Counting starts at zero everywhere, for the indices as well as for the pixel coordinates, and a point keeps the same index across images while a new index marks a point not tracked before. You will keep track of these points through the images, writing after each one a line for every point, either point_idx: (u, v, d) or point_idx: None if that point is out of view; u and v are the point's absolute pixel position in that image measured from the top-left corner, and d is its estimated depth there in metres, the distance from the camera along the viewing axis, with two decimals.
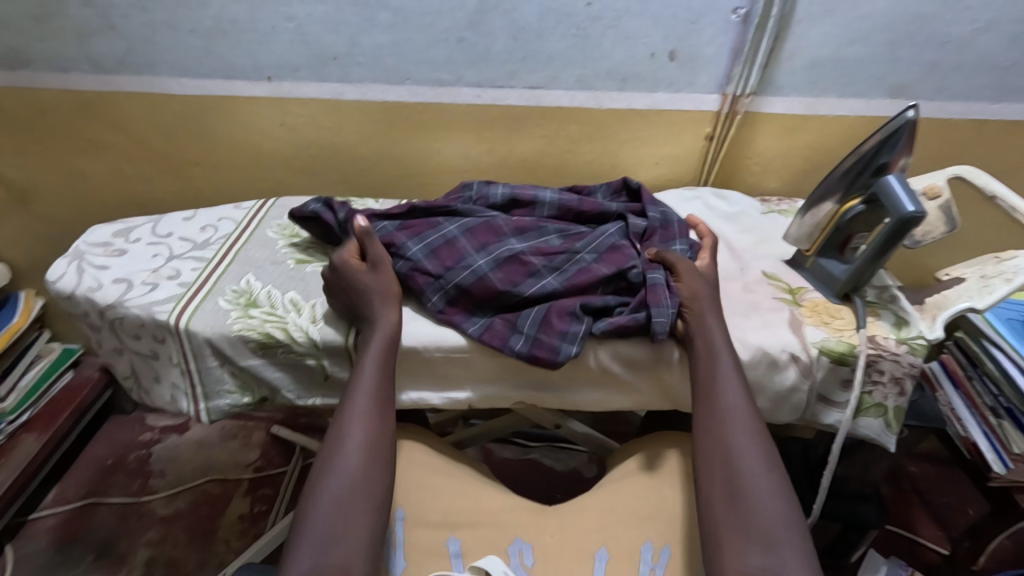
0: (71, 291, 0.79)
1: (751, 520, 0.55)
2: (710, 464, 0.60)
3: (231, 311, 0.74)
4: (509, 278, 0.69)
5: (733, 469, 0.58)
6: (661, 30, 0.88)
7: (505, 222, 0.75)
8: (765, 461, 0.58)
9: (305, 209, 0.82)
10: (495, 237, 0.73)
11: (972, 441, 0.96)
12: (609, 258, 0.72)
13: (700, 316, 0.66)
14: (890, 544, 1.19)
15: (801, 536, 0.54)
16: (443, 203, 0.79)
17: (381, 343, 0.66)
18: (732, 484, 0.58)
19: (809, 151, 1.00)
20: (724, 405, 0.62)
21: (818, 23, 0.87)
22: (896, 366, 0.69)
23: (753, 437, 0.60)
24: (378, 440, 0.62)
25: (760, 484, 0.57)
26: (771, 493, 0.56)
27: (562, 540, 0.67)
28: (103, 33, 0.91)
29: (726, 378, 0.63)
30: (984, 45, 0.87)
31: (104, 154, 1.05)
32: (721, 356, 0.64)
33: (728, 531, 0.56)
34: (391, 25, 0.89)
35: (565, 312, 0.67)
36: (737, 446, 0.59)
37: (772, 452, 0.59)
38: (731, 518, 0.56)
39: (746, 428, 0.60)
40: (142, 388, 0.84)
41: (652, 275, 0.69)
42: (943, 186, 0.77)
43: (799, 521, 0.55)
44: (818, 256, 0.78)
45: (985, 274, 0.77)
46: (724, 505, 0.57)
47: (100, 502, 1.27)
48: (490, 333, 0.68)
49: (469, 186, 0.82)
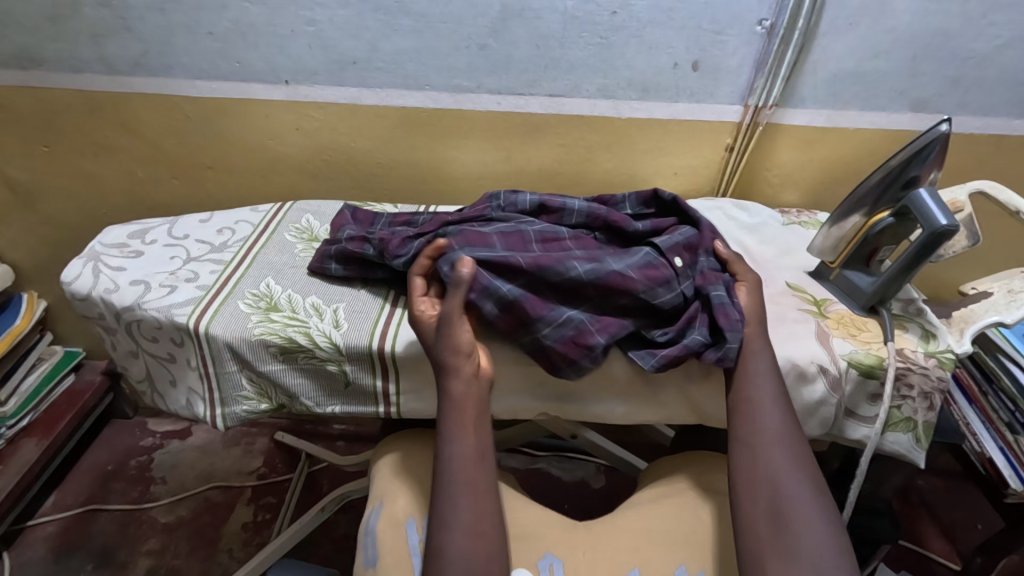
0: (86, 292, 0.78)
1: (795, 541, 0.54)
2: (751, 483, 0.59)
3: (251, 315, 0.73)
4: (538, 261, 0.66)
5: (776, 488, 0.57)
6: (685, 41, 0.88)
7: (537, 228, 0.74)
8: (807, 483, 0.58)
9: (326, 268, 0.78)
10: (521, 241, 0.72)
11: (987, 456, 0.96)
12: (647, 269, 0.69)
13: (746, 341, 0.66)
14: (900, 559, 1.19)
15: (847, 561, 0.53)
16: (474, 215, 0.78)
17: (464, 418, 0.61)
18: (772, 504, 0.57)
19: (828, 163, 1.00)
20: (766, 424, 0.61)
21: (840, 37, 0.87)
22: (925, 380, 0.69)
23: (795, 459, 0.59)
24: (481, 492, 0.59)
25: (804, 505, 0.56)
26: (813, 514, 0.56)
27: (593, 558, 0.66)
28: (119, 34, 0.91)
29: (767, 396, 0.63)
30: (1005, 61, 0.88)
31: (115, 156, 1.04)
32: (764, 376, 0.64)
33: (770, 552, 0.55)
34: (414, 30, 0.88)
35: (595, 329, 0.66)
36: (778, 466, 0.59)
37: (813, 473, 0.59)
38: (773, 538, 0.55)
39: (789, 448, 0.60)
40: (155, 392, 0.83)
41: (716, 291, 0.68)
42: (965, 201, 0.77)
43: (843, 544, 0.54)
44: (844, 268, 0.78)
45: (1012, 289, 0.78)
46: (765, 523, 0.56)
47: (99, 509, 1.24)
48: (508, 316, 0.66)
49: (496, 195, 0.82)
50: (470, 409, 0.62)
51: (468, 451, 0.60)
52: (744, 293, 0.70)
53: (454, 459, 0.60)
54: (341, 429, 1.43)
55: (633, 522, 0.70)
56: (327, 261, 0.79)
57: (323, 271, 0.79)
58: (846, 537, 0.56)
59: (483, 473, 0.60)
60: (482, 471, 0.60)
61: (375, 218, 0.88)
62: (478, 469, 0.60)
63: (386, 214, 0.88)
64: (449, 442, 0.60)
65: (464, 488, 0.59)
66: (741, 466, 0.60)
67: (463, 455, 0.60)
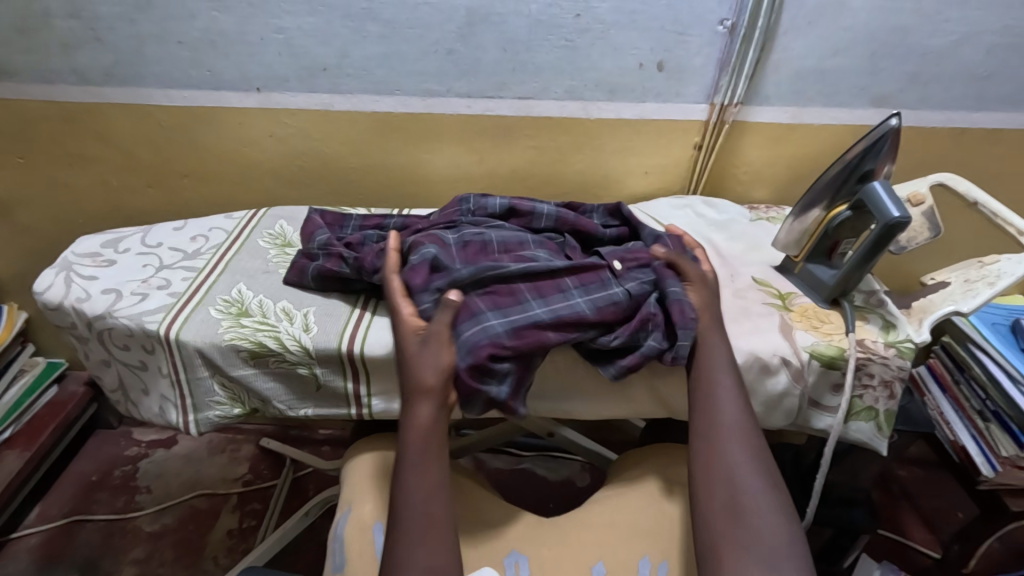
0: (58, 301, 0.79)
1: (751, 534, 0.55)
2: (710, 479, 0.60)
3: (222, 320, 0.73)
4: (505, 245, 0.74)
5: (734, 483, 0.59)
6: (649, 42, 0.89)
7: (503, 232, 0.77)
8: (764, 478, 0.59)
9: (304, 275, 0.78)
10: (481, 249, 0.73)
11: (960, 444, 0.97)
12: (580, 275, 0.71)
13: (704, 338, 0.67)
14: (882, 548, 1.20)
15: (801, 555, 0.55)
16: (446, 219, 0.79)
17: (424, 451, 0.60)
18: (731, 498, 0.58)
19: (795, 160, 1.01)
20: (725, 419, 0.63)
21: (801, 35, 0.89)
22: (885, 369, 0.70)
23: (752, 454, 0.61)
24: (435, 533, 0.56)
25: (759, 500, 0.57)
26: (768, 508, 0.57)
27: (557, 554, 0.68)
28: (90, 45, 0.91)
29: (725, 393, 0.64)
30: (961, 57, 0.90)
31: (90, 166, 1.04)
32: (723, 373, 0.65)
33: (727, 545, 0.56)
34: (382, 36, 0.89)
35: (523, 335, 0.63)
36: (735, 462, 0.60)
37: (770, 467, 0.60)
38: (730, 531, 0.56)
39: (748, 444, 0.61)
40: (130, 401, 0.83)
41: (672, 287, 0.68)
42: (926, 193, 0.79)
43: (796, 537, 0.56)
44: (807, 262, 0.80)
45: (969, 278, 0.79)
46: (723, 517, 0.57)
47: (83, 520, 1.24)
48: (419, 270, 0.69)
49: (466, 198, 0.82)
50: (429, 441, 0.60)
51: (424, 481, 0.59)
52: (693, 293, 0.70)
53: (408, 496, 0.58)
54: (326, 434, 1.44)
55: (601, 518, 0.72)
56: (302, 273, 0.78)
57: (302, 277, 0.78)
58: (800, 529, 0.57)
59: (439, 510, 0.57)
60: (438, 509, 0.57)
61: (353, 220, 0.89)
62: (436, 507, 0.57)
63: (356, 217, 0.89)
64: (408, 474, 0.59)
65: (419, 526, 0.56)
66: (702, 462, 0.61)
67: (420, 492, 0.58)
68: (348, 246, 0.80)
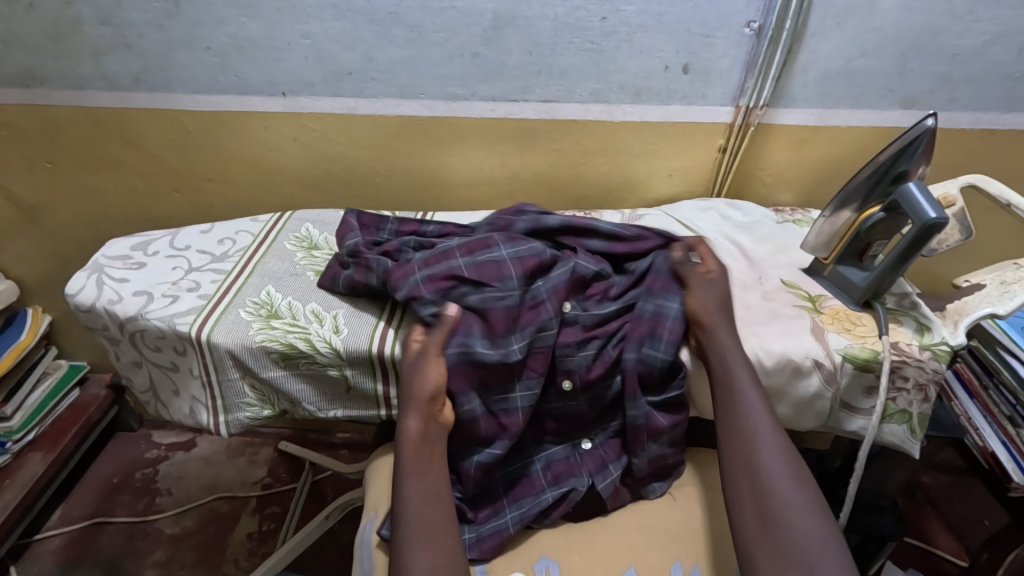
0: (91, 303, 0.79)
1: (781, 532, 0.58)
2: (737, 482, 0.63)
3: (252, 322, 0.74)
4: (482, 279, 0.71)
5: (764, 487, 0.61)
6: (674, 44, 0.89)
7: (528, 300, 0.71)
8: (789, 473, 0.61)
9: (337, 278, 0.78)
10: (501, 325, 0.68)
11: (989, 450, 0.95)
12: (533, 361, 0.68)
13: (723, 348, 0.69)
14: (905, 557, 1.18)
15: (837, 555, 0.56)
16: (493, 269, 0.72)
17: (421, 456, 0.63)
18: (760, 497, 0.60)
19: (821, 161, 1.01)
20: (751, 424, 0.65)
21: (829, 36, 0.88)
22: (920, 372, 0.69)
23: (775, 448, 0.63)
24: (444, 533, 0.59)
25: (786, 495, 0.60)
26: (795, 501, 0.59)
27: (590, 559, 0.68)
28: (120, 51, 0.92)
29: (750, 396, 0.66)
30: (991, 57, 0.89)
31: (118, 171, 1.05)
32: (739, 369, 0.67)
33: (759, 546, 0.58)
34: (407, 40, 0.90)
35: (475, 474, 0.67)
36: (759, 460, 0.62)
37: (796, 462, 0.62)
38: (761, 536, 0.58)
39: (770, 441, 0.64)
40: (160, 402, 0.84)
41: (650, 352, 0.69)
42: (956, 195, 0.79)
43: (830, 539, 0.57)
44: (837, 263, 0.79)
45: (1005, 280, 0.78)
46: (754, 522, 0.60)
47: (105, 522, 1.25)
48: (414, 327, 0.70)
49: (523, 211, 0.84)
50: (423, 448, 0.64)
51: (425, 488, 0.62)
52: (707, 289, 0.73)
53: (408, 498, 0.61)
54: (344, 437, 1.44)
55: (632, 523, 0.72)
56: (333, 277, 0.78)
57: (333, 284, 0.78)
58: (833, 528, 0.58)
59: (440, 509, 0.61)
60: (441, 508, 0.61)
61: (386, 225, 0.89)
62: (438, 505, 0.61)
63: (392, 219, 0.89)
64: (409, 481, 0.62)
65: (423, 526, 0.59)
66: (729, 467, 0.64)
67: (421, 496, 0.61)
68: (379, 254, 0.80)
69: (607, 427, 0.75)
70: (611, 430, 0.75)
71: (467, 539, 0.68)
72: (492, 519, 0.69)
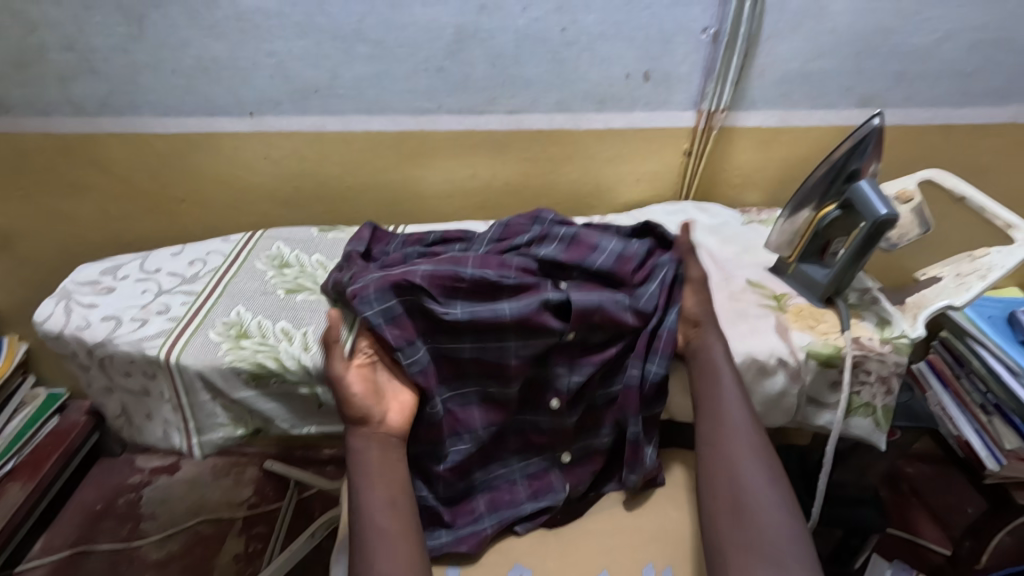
0: (58, 331, 0.79)
1: (754, 531, 0.58)
2: (714, 482, 0.63)
3: (222, 343, 0.74)
4: (434, 275, 0.67)
5: (740, 487, 0.62)
6: (635, 52, 0.91)
7: (491, 312, 0.66)
8: (765, 474, 0.62)
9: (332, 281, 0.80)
10: (447, 330, 0.68)
11: (964, 439, 0.97)
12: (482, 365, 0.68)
13: (710, 350, 0.70)
14: (892, 548, 1.19)
15: (804, 549, 0.57)
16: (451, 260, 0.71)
17: (374, 470, 0.62)
18: (734, 496, 0.61)
19: (785, 161, 1.02)
20: (730, 424, 0.66)
21: (784, 40, 0.90)
22: (882, 366, 0.71)
23: (753, 448, 0.64)
24: (402, 545, 0.58)
25: (761, 495, 0.61)
26: (769, 502, 0.60)
27: (564, 565, 0.69)
28: (85, 76, 0.93)
29: (727, 395, 0.67)
30: (942, 54, 0.91)
31: (88, 196, 1.05)
32: (723, 370, 0.69)
33: (731, 544, 0.59)
34: (372, 57, 0.91)
35: (445, 474, 0.68)
36: (737, 459, 0.64)
37: (773, 464, 0.63)
38: (734, 535, 0.59)
39: (748, 442, 0.65)
40: (132, 427, 0.83)
41: (633, 367, 0.70)
42: (914, 190, 0.82)
43: (800, 535, 0.58)
44: (800, 262, 0.80)
45: (961, 272, 0.79)
46: (726, 518, 0.61)
47: (89, 549, 1.23)
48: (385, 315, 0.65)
49: (541, 216, 0.81)
50: (377, 460, 0.63)
51: (380, 499, 0.61)
52: (691, 296, 0.74)
53: (366, 512, 0.60)
54: (330, 453, 1.44)
55: (606, 529, 0.73)
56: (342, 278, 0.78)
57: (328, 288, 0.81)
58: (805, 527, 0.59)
59: (397, 519, 0.60)
60: (401, 519, 0.60)
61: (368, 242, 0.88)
62: (395, 517, 0.60)
63: (401, 234, 0.90)
64: (364, 494, 0.61)
65: (379, 537, 0.58)
66: (705, 467, 0.65)
67: (376, 509, 0.60)
68: (381, 266, 0.79)
69: (587, 442, 0.74)
70: (595, 445, 0.74)
71: (443, 541, 0.69)
72: (470, 522, 0.70)
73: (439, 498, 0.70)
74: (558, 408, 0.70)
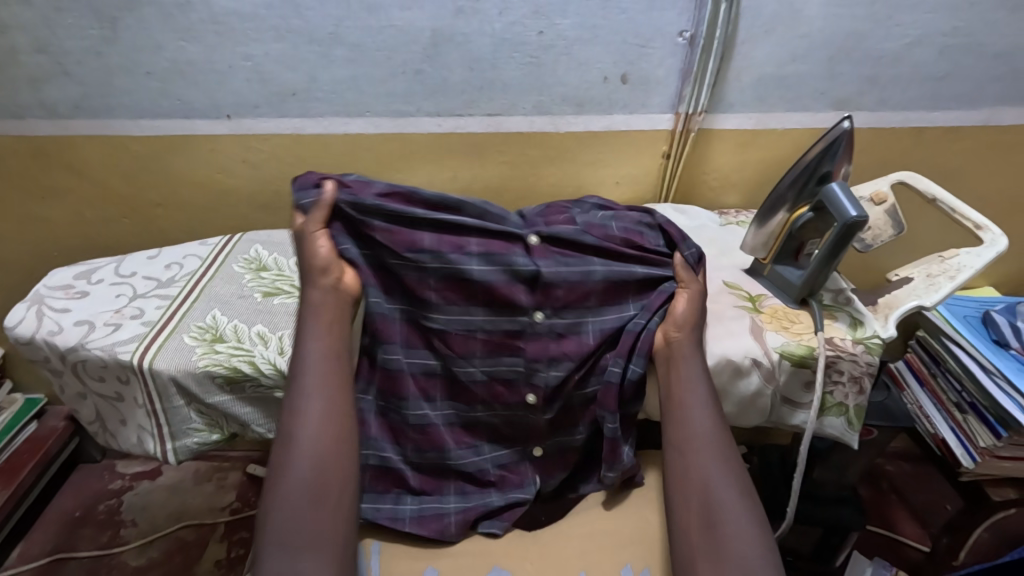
0: (31, 335, 0.78)
1: (723, 544, 0.60)
2: (686, 494, 0.64)
3: (196, 347, 0.74)
4: (393, 235, 0.70)
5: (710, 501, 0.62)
6: (612, 56, 0.92)
7: (457, 267, 0.70)
8: (736, 489, 0.63)
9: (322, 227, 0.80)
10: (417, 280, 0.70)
11: (940, 438, 0.98)
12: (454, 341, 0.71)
13: (681, 358, 0.70)
14: (872, 546, 1.20)
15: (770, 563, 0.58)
16: (405, 199, 0.71)
17: (320, 320, 0.69)
18: (705, 509, 0.62)
19: (762, 164, 1.03)
20: (701, 436, 0.66)
21: (758, 44, 0.91)
22: (854, 365, 0.72)
23: (722, 461, 0.65)
24: (335, 399, 0.66)
25: (731, 511, 0.61)
26: (739, 517, 0.61)
27: (540, 567, 0.69)
28: (58, 78, 0.92)
29: (698, 406, 0.68)
30: (913, 58, 0.93)
31: (63, 199, 1.04)
32: (695, 381, 0.69)
33: (701, 557, 0.60)
34: (348, 60, 0.91)
35: (414, 434, 0.71)
36: (709, 473, 0.64)
37: (744, 478, 0.64)
38: (703, 545, 0.61)
39: (719, 454, 0.65)
40: (107, 433, 0.82)
41: (613, 369, 0.70)
42: (887, 192, 0.82)
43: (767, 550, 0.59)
44: (775, 263, 0.81)
45: (931, 272, 0.80)
46: (698, 531, 0.62)
47: (68, 557, 1.21)
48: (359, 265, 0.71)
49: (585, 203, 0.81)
50: (327, 314, 0.69)
51: (322, 346, 0.68)
52: (683, 301, 0.72)
53: (309, 354, 0.67)
54: None
55: (583, 530, 0.73)
56: (298, 185, 0.71)
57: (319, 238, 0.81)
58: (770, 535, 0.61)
59: (334, 366, 0.68)
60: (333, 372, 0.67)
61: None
62: (331, 365, 0.67)
63: None
64: (307, 340, 0.68)
65: (316, 377, 0.67)
66: (675, 479, 0.65)
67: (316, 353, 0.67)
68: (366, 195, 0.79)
69: (557, 438, 0.74)
70: (564, 444, 0.74)
71: (408, 511, 0.71)
72: (435, 498, 0.72)
73: (409, 463, 0.72)
74: (534, 403, 0.71)
